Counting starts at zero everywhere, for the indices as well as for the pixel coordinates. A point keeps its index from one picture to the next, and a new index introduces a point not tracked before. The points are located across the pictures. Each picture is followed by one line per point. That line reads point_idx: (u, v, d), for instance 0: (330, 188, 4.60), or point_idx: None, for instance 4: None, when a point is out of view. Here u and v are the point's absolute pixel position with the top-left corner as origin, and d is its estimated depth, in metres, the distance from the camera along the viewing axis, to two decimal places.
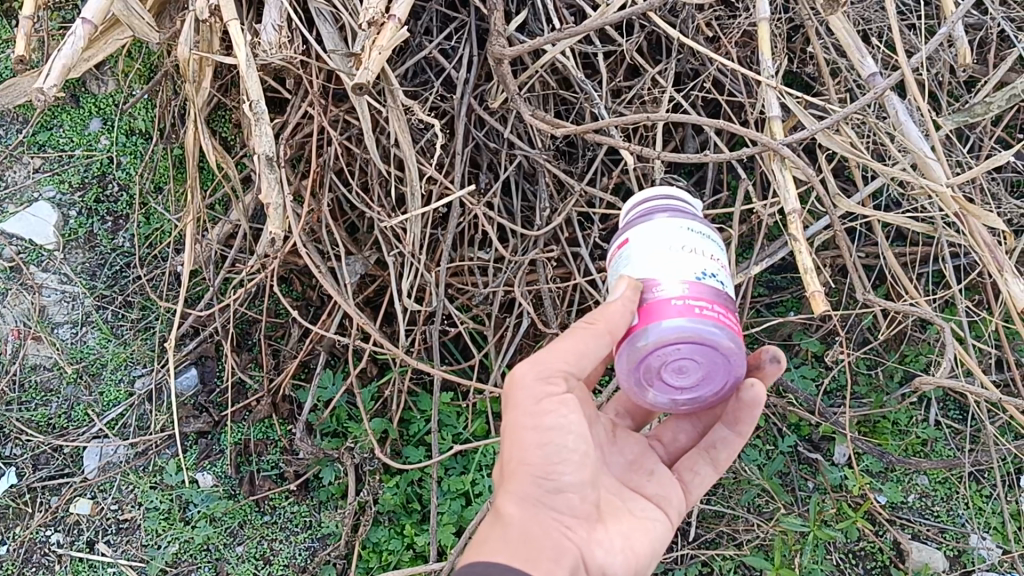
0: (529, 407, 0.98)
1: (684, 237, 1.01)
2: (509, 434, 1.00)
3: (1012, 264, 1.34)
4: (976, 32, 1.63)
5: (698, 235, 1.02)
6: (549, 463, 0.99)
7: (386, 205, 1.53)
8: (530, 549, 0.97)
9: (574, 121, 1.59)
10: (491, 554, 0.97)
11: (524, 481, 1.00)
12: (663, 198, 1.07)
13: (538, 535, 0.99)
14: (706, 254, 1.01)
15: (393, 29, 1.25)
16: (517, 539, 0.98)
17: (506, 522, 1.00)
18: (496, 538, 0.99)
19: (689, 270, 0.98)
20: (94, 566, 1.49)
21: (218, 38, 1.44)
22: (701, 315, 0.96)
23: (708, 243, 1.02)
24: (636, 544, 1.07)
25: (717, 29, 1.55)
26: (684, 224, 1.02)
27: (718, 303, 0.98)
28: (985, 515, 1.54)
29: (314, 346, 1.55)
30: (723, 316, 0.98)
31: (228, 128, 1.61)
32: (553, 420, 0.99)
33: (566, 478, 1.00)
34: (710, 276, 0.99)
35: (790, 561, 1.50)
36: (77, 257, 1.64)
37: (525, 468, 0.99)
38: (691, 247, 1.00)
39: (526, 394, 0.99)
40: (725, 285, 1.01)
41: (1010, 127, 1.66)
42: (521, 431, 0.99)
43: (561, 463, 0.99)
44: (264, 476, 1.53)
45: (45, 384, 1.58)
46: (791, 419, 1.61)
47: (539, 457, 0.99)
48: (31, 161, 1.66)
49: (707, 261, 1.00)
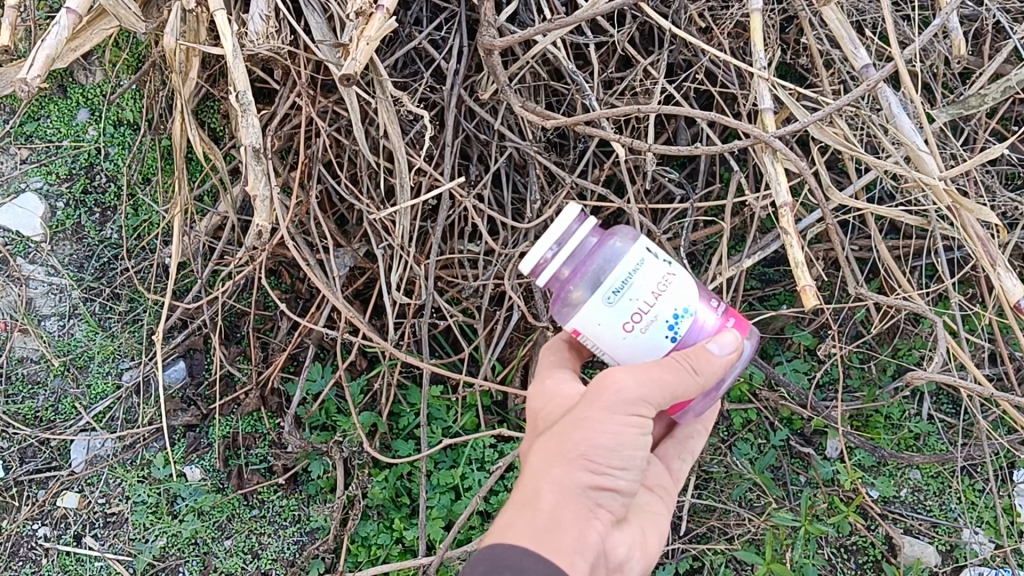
0: (616, 407, 0.97)
1: (622, 310, 0.99)
2: (584, 424, 0.98)
3: (1004, 259, 1.34)
4: (971, 23, 1.61)
5: (626, 286, 0.99)
6: (606, 463, 0.99)
7: (375, 197, 1.51)
8: (562, 540, 0.95)
9: (565, 113, 1.58)
10: (517, 538, 0.95)
11: (576, 473, 0.98)
12: (557, 264, 1.02)
13: (570, 526, 0.97)
14: (653, 299, 0.99)
15: (381, 20, 1.23)
16: (549, 526, 0.96)
17: (537, 505, 0.98)
18: (526, 522, 0.97)
19: (660, 335, 1.00)
20: (81, 560, 1.49)
21: (204, 28, 1.42)
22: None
23: (641, 283, 0.99)
24: (647, 542, 1.12)
25: (709, 20, 1.54)
26: (608, 300, 0.99)
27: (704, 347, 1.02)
28: (978, 510, 1.53)
29: (302, 339, 1.54)
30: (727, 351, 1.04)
31: (216, 118, 1.59)
32: (632, 434, 0.98)
33: (616, 481, 1.00)
34: (684, 318, 1.01)
35: (781, 556, 1.49)
36: (64, 249, 1.62)
37: (582, 461, 0.98)
38: (639, 307, 0.99)
39: (616, 398, 0.97)
40: (691, 305, 1.01)
41: (1005, 119, 1.65)
42: (594, 427, 0.98)
43: (619, 469, 1.00)
44: (252, 469, 1.52)
45: (32, 377, 1.57)
46: (783, 413, 1.60)
47: (604, 461, 0.98)
48: (17, 152, 1.64)
49: (664, 307, 1.00)
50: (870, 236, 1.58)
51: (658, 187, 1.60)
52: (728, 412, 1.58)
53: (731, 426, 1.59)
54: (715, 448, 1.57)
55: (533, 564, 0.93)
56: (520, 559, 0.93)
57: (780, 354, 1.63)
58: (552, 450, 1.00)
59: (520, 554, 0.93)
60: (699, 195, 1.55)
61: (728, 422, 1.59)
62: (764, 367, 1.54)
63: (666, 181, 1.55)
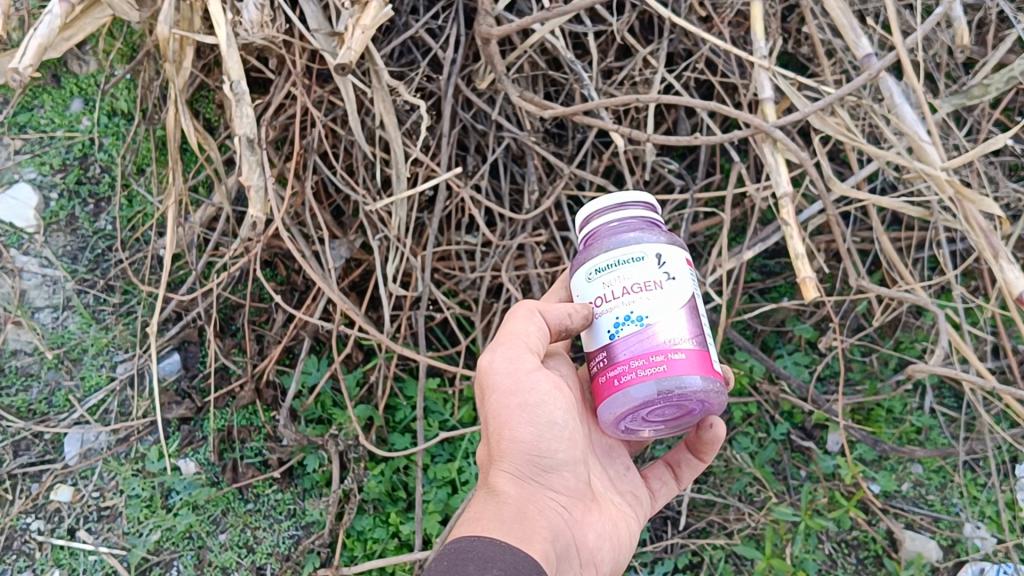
0: (505, 382, 1.00)
1: (596, 288, 1.00)
2: (493, 411, 1.01)
3: (1008, 251, 1.32)
4: (974, 12, 1.59)
5: (611, 268, 0.99)
6: (540, 439, 1.01)
7: (371, 187, 1.50)
8: (526, 527, 0.95)
9: (563, 103, 1.56)
10: (485, 532, 0.93)
11: (514, 456, 1.00)
12: (594, 227, 1.04)
13: (531, 512, 0.98)
14: (622, 293, 0.97)
15: (377, 8, 1.21)
16: (513, 516, 0.97)
17: (499, 500, 0.99)
18: (490, 517, 0.96)
19: (608, 325, 0.98)
20: (74, 554, 1.46)
21: (199, 17, 1.41)
22: (623, 382, 0.96)
23: (622, 274, 0.98)
24: (621, 537, 1.10)
25: (709, 8, 1.51)
26: (591, 272, 1.00)
27: (640, 355, 0.95)
28: (980, 504, 1.50)
29: (298, 332, 1.53)
30: (652, 366, 0.94)
31: (210, 109, 1.57)
32: (537, 396, 1.00)
33: (558, 456, 1.02)
34: (630, 322, 0.96)
35: (781, 550, 1.48)
36: (57, 240, 1.60)
37: (515, 444, 1.00)
38: (607, 293, 0.99)
39: (499, 374, 1.01)
40: (648, 316, 0.96)
41: (1009, 109, 1.63)
42: (505, 407, 1.00)
43: (553, 439, 1.01)
44: (247, 463, 1.51)
45: (24, 369, 1.55)
46: (784, 407, 1.59)
47: (531, 434, 1.00)
48: (10, 143, 1.61)
49: (624, 303, 0.97)
50: (872, 227, 1.57)
51: (657, 177, 1.58)
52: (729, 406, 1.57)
53: (731, 419, 1.58)
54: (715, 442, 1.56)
55: (500, 552, 0.90)
56: (488, 551, 0.90)
57: (781, 348, 1.62)
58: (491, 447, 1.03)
59: (484, 545, 0.91)
60: (698, 186, 1.53)
61: (729, 416, 1.58)
62: (764, 360, 1.54)
63: (665, 172, 1.53)
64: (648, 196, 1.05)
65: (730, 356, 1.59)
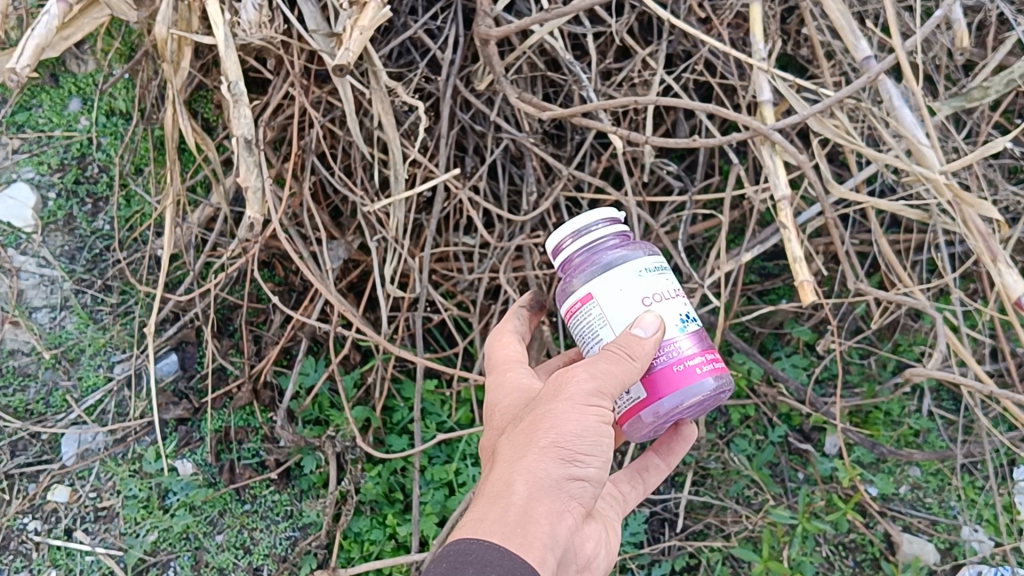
0: (580, 396, 0.95)
1: (648, 286, 1.02)
2: (550, 415, 0.95)
3: (1007, 255, 1.32)
4: (974, 14, 1.58)
5: (655, 270, 1.04)
6: (579, 453, 0.94)
7: (369, 188, 1.49)
8: (530, 535, 0.89)
9: (562, 104, 1.56)
10: (488, 533, 0.88)
11: (546, 461, 0.92)
12: (596, 236, 1.05)
13: (540, 518, 0.91)
14: (671, 294, 1.04)
15: (375, 9, 1.20)
16: (518, 521, 0.89)
17: (506, 500, 0.91)
18: (494, 518, 0.89)
19: (671, 322, 1.02)
20: (71, 555, 1.46)
21: (197, 18, 1.40)
22: (702, 373, 1.01)
23: (661, 278, 1.04)
24: (609, 544, 1.09)
25: (708, 9, 1.51)
26: (641, 271, 1.02)
27: (708, 349, 1.04)
28: (977, 507, 1.50)
29: (295, 332, 1.53)
30: (716, 360, 1.04)
31: (209, 109, 1.57)
32: (600, 420, 0.95)
33: (587, 472, 0.95)
34: (691, 321, 1.04)
35: (778, 553, 1.47)
36: (55, 240, 1.60)
37: (553, 449, 0.93)
38: (659, 292, 1.02)
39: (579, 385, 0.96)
40: (698, 319, 1.06)
41: (1009, 112, 1.62)
42: (563, 415, 0.94)
43: (590, 456, 0.95)
44: (244, 464, 1.51)
45: (21, 369, 1.55)
46: (782, 409, 1.59)
47: (575, 445, 0.93)
48: (9, 142, 1.61)
49: (681, 303, 1.04)
50: (871, 230, 1.57)
51: (656, 179, 1.58)
52: (726, 408, 1.58)
53: (729, 421, 1.58)
54: (713, 444, 1.57)
55: (502, 559, 0.85)
56: (491, 555, 0.86)
57: (779, 350, 1.62)
58: (520, 443, 0.95)
59: (488, 550, 0.86)
60: (697, 188, 1.52)
61: (726, 418, 1.58)
62: (762, 363, 1.54)
63: (664, 174, 1.53)
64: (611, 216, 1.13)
65: (728, 358, 1.59)
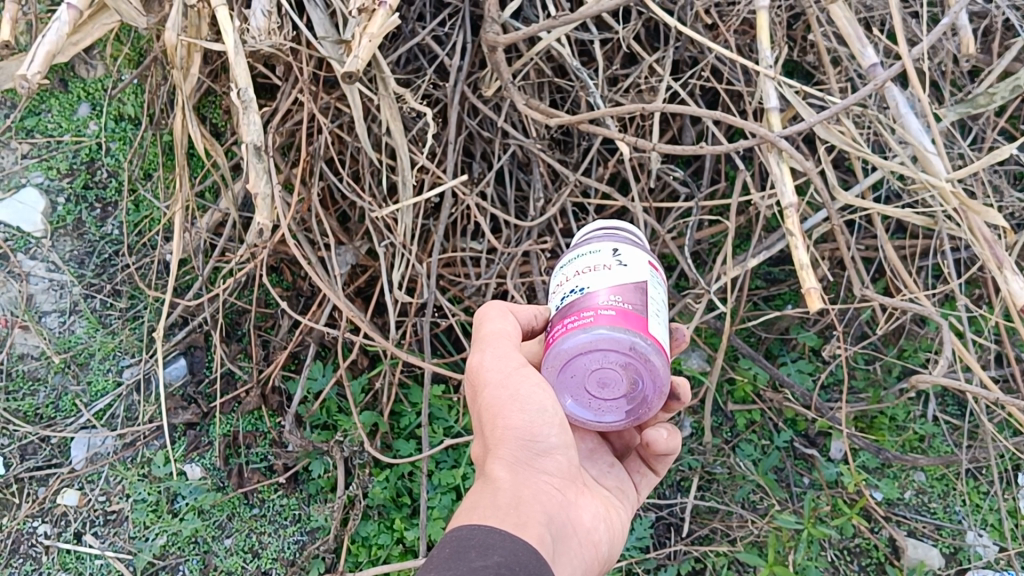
0: (501, 375, 1.00)
1: (559, 274, 1.05)
2: (485, 405, 1.00)
3: (1012, 262, 1.32)
4: (980, 21, 1.60)
5: (572, 257, 1.03)
6: (532, 427, 0.99)
7: (378, 194, 1.50)
8: (523, 512, 0.92)
9: (569, 110, 1.56)
10: (482, 519, 0.89)
11: (507, 445, 0.98)
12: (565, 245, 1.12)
13: (524, 498, 0.95)
14: (573, 275, 1.01)
15: (384, 16, 1.20)
16: (509, 504, 0.93)
17: (492, 490, 0.95)
18: (486, 505, 0.92)
19: (557, 300, 1.03)
20: (80, 558, 1.47)
21: (206, 24, 1.41)
22: (554, 337, 0.99)
23: (581, 261, 1.01)
24: (613, 517, 1.11)
25: (716, 16, 1.51)
26: (561, 263, 1.06)
27: (572, 313, 0.98)
28: (982, 513, 1.52)
29: (304, 337, 1.54)
30: (578, 320, 0.96)
31: (217, 114, 1.59)
32: (533, 389, 0.99)
33: (549, 440, 0.99)
34: (574, 292, 0.99)
35: (784, 558, 1.46)
36: (65, 244, 1.61)
37: (509, 432, 0.98)
38: (563, 277, 1.03)
39: (493, 369, 1.01)
40: (588, 287, 0.98)
41: (1013, 118, 1.64)
42: (497, 399, 0.99)
43: (545, 426, 0.99)
44: (253, 468, 1.52)
45: (32, 373, 1.56)
46: (787, 414, 1.60)
47: (524, 422, 0.98)
48: (18, 147, 1.62)
49: (575, 280, 1.00)
50: (876, 236, 1.57)
51: (663, 184, 1.59)
52: (732, 413, 1.60)
53: (734, 427, 1.60)
54: (719, 450, 1.58)
55: (500, 538, 0.87)
56: (488, 537, 0.86)
57: (784, 355, 1.63)
58: (482, 441, 1.01)
59: (483, 533, 0.87)
60: (704, 193, 1.53)
61: (732, 423, 1.60)
62: (767, 368, 1.56)
63: (669, 180, 1.54)
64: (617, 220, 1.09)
65: (734, 363, 1.61)
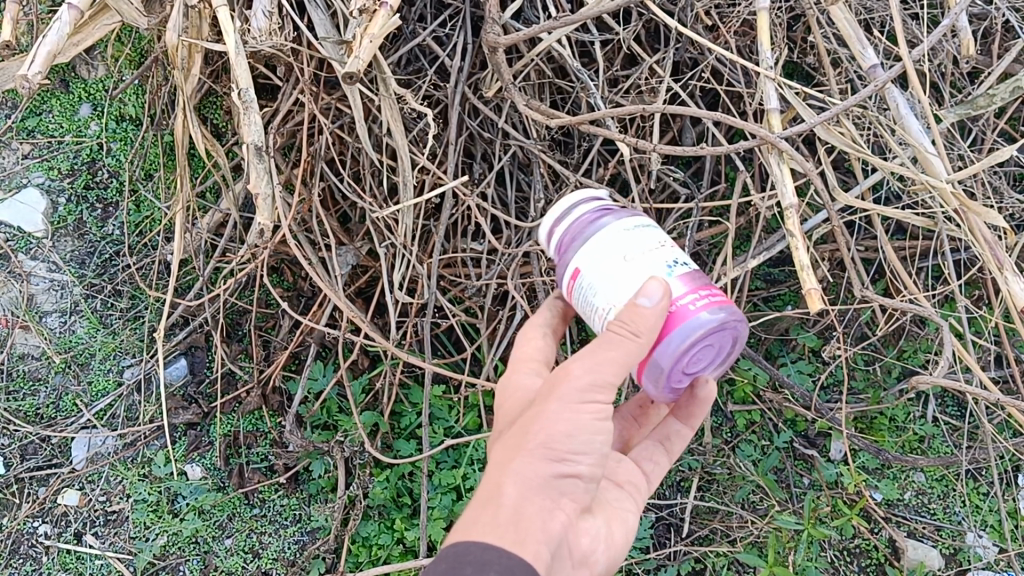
0: (574, 395, 0.95)
1: (627, 243, 0.98)
2: (540, 414, 0.95)
3: (1013, 263, 1.31)
4: (979, 23, 1.60)
5: (633, 228, 1.00)
6: (569, 451, 0.95)
7: (378, 194, 1.50)
8: (524, 532, 0.90)
9: (570, 111, 1.57)
10: (482, 534, 0.89)
11: (535, 461, 0.93)
12: (571, 219, 1.05)
13: (530, 516, 0.92)
14: (655, 246, 0.99)
15: (385, 16, 1.21)
16: (510, 519, 0.91)
17: (498, 501, 0.92)
18: (490, 519, 0.91)
19: (651, 279, 0.96)
20: (81, 558, 1.47)
21: (208, 25, 1.40)
22: (695, 308, 0.95)
23: (636, 237, 0.99)
24: (617, 533, 1.07)
25: (716, 17, 1.52)
26: (619, 232, 0.99)
27: (701, 285, 0.98)
28: (982, 513, 1.52)
29: (304, 337, 1.54)
30: (713, 294, 0.98)
31: (219, 115, 1.59)
32: (595, 418, 0.95)
33: (578, 469, 0.96)
34: (680, 265, 0.98)
35: (784, 558, 1.47)
36: (66, 245, 1.61)
37: (543, 449, 0.94)
38: (641, 247, 0.98)
39: (572, 384, 0.95)
40: (687, 261, 1.00)
41: (1014, 119, 1.65)
42: (558, 417, 0.94)
43: (581, 453, 0.95)
44: (253, 468, 1.52)
45: (33, 374, 1.56)
46: (787, 415, 1.60)
47: (565, 447, 0.94)
48: (20, 147, 1.63)
49: (666, 252, 0.98)
50: (876, 236, 1.57)
51: (663, 185, 1.59)
52: (732, 413, 1.59)
53: (734, 427, 1.59)
54: (719, 450, 1.58)
55: (495, 558, 0.87)
56: (486, 554, 0.87)
57: (785, 356, 1.62)
58: (510, 446, 0.96)
59: (482, 549, 0.88)
60: (704, 194, 1.53)
61: (732, 424, 1.59)
62: (767, 370, 1.53)
63: (670, 181, 1.54)
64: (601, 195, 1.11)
65: (734, 363, 1.60)
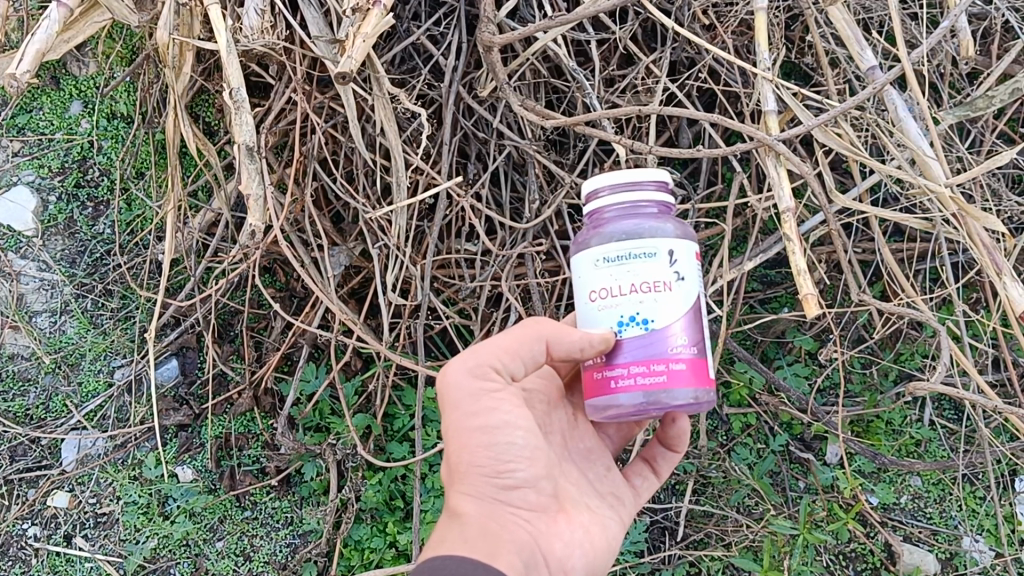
0: (466, 400, 0.99)
1: (605, 275, 0.97)
2: (453, 431, 1.00)
3: (1012, 268, 1.30)
4: (979, 22, 1.59)
5: (623, 260, 0.96)
6: (501, 460, 0.99)
7: (371, 195, 1.49)
8: (489, 544, 0.96)
9: (566, 111, 1.55)
10: (451, 551, 0.95)
11: (474, 479, 1.00)
12: (603, 204, 1.00)
13: (494, 528, 0.98)
14: (626, 289, 0.96)
15: (378, 16, 1.19)
16: (475, 536, 0.97)
17: (461, 521, 0.99)
18: (455, 538, 0.97)
19: (606, 319, 0.97)
20: (71, 561, 1.47)
21: (199, 22, 1.38)
22: (618, 386, 0.97)
23: (636, 268, 0.96)
24: (596, 539, 1.06)
25: (712, 16, 1.50)
26: (604, 258, 0.97)
27: (641, 362, 0.96)
28: (978, 517, 1.51)
29: (296, 338, 1.52)
30: (651, 374, 0.95)
31: (211, 113, 1.57)
32: (500, 418, 0.99)
33: (519, 476, 1.00)
34: (635, 325, 0.96)
35: (778, 563, 1.48)
36: (56, 244, 1.60)
37: (475, 467, 0.99)
38: (613, 286, 0.97)
39: (462, 391, 0.99)
40: (653, 317, 0.96)
41: (1013, 120, 1.63)
42: (469, 428, 0.99)
43: (513, 461, 1.00)
44: (244, 471, 1.51)
45: (22, 374, 1.55)
46: (783, 418, 1.58)
47: (490, 457, 0.99)
48: (9, 144, 1.61)
49: (631, 301, 0.96)
50: (873, 239, 1.57)
51: None
52: (727, 416, 1.57)
53: (730, 430, 1.58)
54: (714, 453, 1.56)
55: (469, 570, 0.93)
56: (458, 568, 0.93)
57: (780, 358, 1.61)
58: (451, 475, 1.03)
59: (456, 564, 0.93)
60: (699, 196, 1.53)
61: (728, 426, 1.58)
62: (763, 373, 1.53)
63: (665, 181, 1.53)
64: (661, 178, 1.01)
65: (730, 365, 1.57)
